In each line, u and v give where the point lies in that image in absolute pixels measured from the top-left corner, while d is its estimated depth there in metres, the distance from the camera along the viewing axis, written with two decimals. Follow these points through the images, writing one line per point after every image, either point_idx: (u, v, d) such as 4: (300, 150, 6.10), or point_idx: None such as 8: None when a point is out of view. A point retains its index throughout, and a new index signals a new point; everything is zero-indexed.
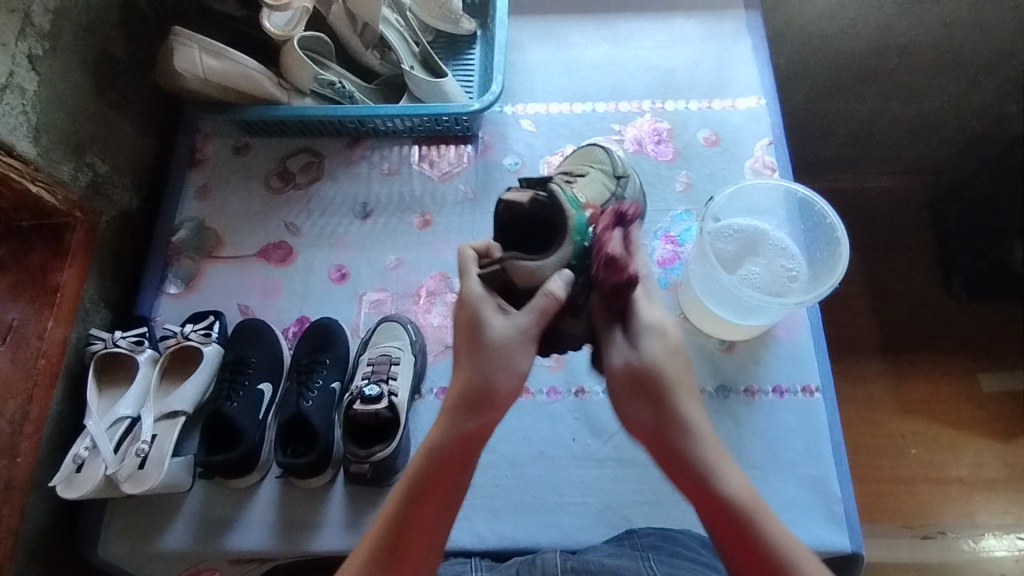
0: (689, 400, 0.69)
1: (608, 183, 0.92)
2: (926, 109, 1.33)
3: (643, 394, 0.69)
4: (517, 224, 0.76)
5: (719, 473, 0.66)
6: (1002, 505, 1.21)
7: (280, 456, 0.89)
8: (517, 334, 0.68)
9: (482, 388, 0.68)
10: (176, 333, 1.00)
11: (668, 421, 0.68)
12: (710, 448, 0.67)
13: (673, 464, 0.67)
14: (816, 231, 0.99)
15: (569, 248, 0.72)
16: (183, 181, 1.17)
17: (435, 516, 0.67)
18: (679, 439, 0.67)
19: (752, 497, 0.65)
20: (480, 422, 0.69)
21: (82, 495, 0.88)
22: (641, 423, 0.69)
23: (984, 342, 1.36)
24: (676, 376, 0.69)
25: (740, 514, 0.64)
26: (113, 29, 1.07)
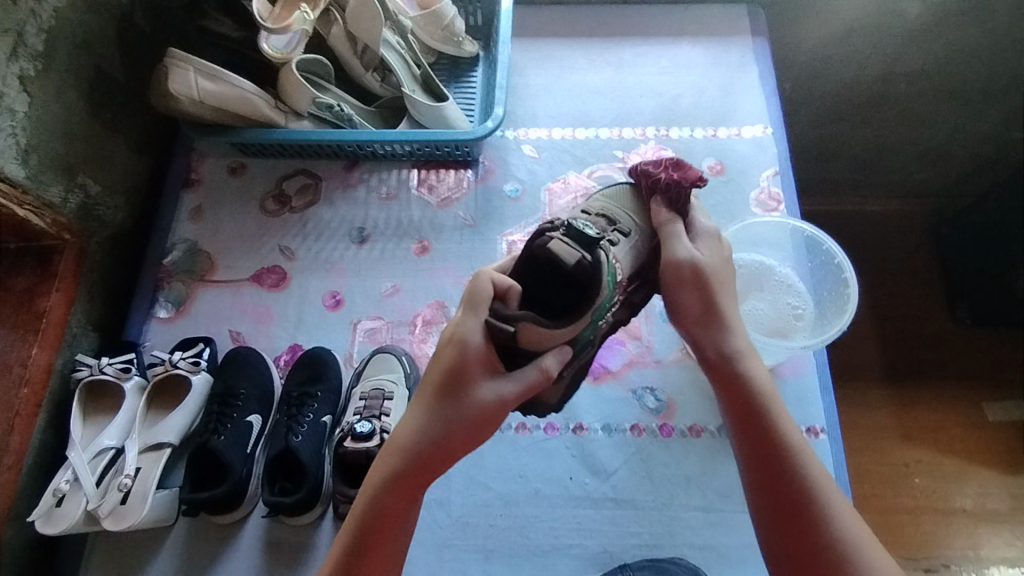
0: (730, 300, 0.78)
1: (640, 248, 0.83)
2: (936, 135, 1.29)
3: (692, 277, 0.78)
4: (552, 276, 0.71)
5: (748, 362, 0.77)
6: (1007, 538, 1.14)
7: (267, 494, 0.87)
8: (492, 401, 0.69)
9: (437, 441, 0.69)
10: (164, 360, 0.97)
11: (716, 309, 0.77)
12: (741, 339, 0.78)
13: (707, 345, 0.78)
14: (823, 270, 0.98)
15: (582, 328, 0.71)
16: (178, 203, 1.15)
17: (380, 562, 0.69)
18: (718, 324, 0.77)
19: (772, 394, 0.75)
20: (429, 471, 0.70)
21: (61, 531, 0.85)
22: (690, 306, 0.78)
23: (995, 371, 1.30)
24: (723, 275, 0.79)
25: (757, 397, 0.74)
26: (110, 48, 1.05)
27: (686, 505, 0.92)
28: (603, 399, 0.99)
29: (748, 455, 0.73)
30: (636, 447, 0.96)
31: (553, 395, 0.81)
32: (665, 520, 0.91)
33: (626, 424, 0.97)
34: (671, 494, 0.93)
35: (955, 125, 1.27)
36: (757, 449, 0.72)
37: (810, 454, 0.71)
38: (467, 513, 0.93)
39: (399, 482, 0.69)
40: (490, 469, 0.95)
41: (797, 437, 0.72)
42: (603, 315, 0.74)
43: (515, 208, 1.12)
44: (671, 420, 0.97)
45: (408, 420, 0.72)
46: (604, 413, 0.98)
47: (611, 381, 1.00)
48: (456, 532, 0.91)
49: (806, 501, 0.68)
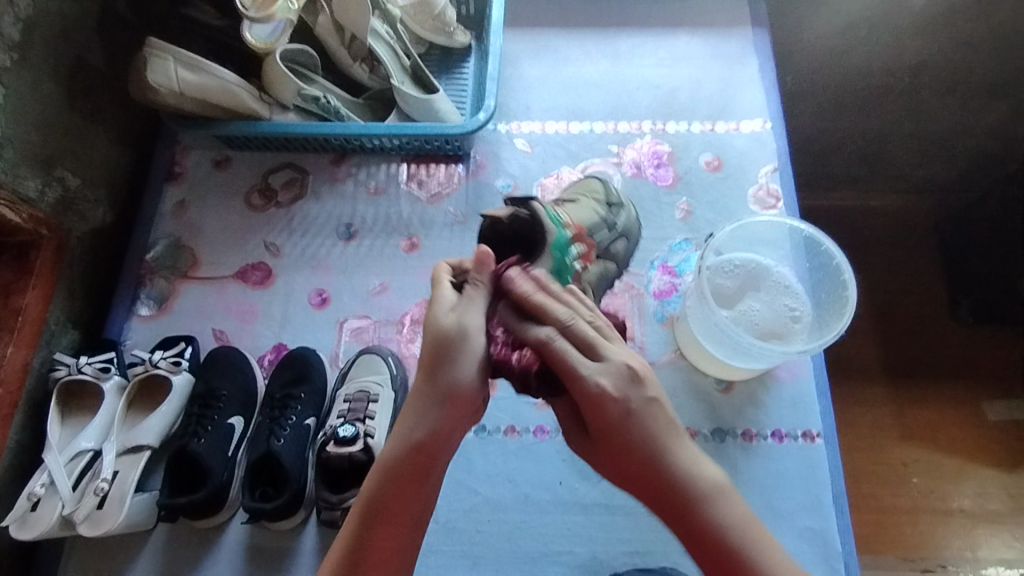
0: (668, 451, 0.62)
1: (599, 209, 0.96)
2: (943, 130, 1.25)
3: (613, 430, 0.62)
4: (498, 242, 0.77)
5: (710, 507, 0.61)
6: (1005, 540, 1.12)
7: (248, 500, 0.85)
8: (472, 324, 0.64)
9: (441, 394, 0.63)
10: (144, 360, 0.94)
11: (653, 465, 0.62)
12: (696, 489, 0.62)
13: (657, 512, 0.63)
14: (821, 270, 0.95)
15: (548, 263, 0.75)
16: (160, 196, 1.12)
17: (395, 533, 0.63)
18: (659, 479, 0.62)
19: (750, 527, 0.61)
20: (440, 427, 0.64)
21: (36, 536, 0.83)
22: (630, 474, 0.63)
23: (998, 371, 1.27)
24: (645, 422, 0.62)
25: (725, 546, 0.60)
26: (89, 36, 1.01)
27: None
28: None
29: None
30: None
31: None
32: (657, 527, 0.89)
33: None
34: None
35: (961, 119, 1.23)
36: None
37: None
38: (454, 517, 0.90)
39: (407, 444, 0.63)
40: (478, 473, 0.93)
41: (779, 563, 0.59)
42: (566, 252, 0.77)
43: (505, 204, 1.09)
44: None
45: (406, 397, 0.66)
46: None
47: None
48: (442, 538, 0.89)
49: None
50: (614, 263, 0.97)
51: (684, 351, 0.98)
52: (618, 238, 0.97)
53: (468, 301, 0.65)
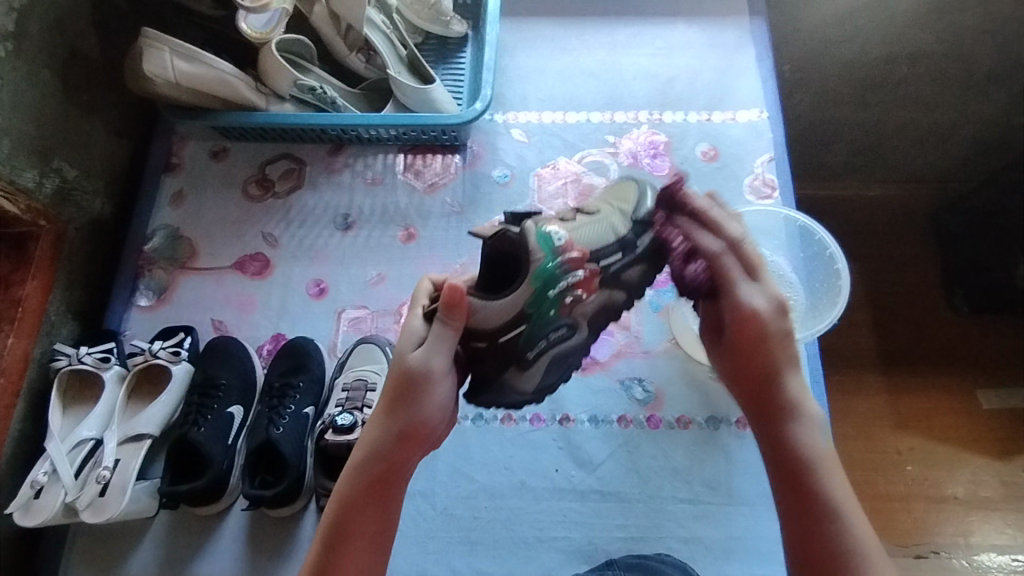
0: (789, 364, 0.72)
1: (619, 226, 0.78)
2: (940, 119, 1.25)
3: (750, 343, 0.72)
4: (490, 260, 0.74)
5: (798, 427, 0.70)
6: (997, 525, 1.14)
7: (247, 487, 0.86)
8: (434, 365, 0.69)
9: (399, 428, 0.68)
10: (144, 350, 0.95)
11: (766, 382, 0.72)
12: (798, 406, 0.71)
13: (763, 417, 0.73)
14: (816, 259, 0.97)
15: (526, 295, 0.71)
16: (158, 187, 1.12)
17: (356, 557, 0.66)
18: (777, 394, 0.71)
19: (827, 458, 0.69)
20: (394, 459, 0.68)
21: (40, 523, 0.85)
22: (749, 376, 0.74)
23: (993, 360, 1.28)
24: (778, 346, 0.72)
25: (802, 460, 0.68)
26: (84, 26, 1.01)
27: (673, 497, 0.91)
28: (591, 390, 0.97)
29: (786, 510, 0.68)
30: (623, 439, 0.94)
31: (526, 382, 0.77)
32: (651, 513, 0.90)
33: (614, 415, 0.96)
34: (658, 486, 0.92)
35: (958, 108, 1.23)
36: (796, 517, 0.67)
37: (854, 508, 0.66)
38: (451, 505, 0.92)
39: (367, 472, 0.68)
40: (475, 461, 0.94)
41: (839, 491, 0.66)
42: (553, 282, 0.72)
43: (502, 195, 1.10)
44: (658, 412, 0.96)
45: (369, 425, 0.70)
46: (590, 404, 0.96)
47: (598, 371, 0.98)
48: (439, 525, 0.91)
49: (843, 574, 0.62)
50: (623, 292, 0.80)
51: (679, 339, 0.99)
52: None
53: (436, 339, 0.69)
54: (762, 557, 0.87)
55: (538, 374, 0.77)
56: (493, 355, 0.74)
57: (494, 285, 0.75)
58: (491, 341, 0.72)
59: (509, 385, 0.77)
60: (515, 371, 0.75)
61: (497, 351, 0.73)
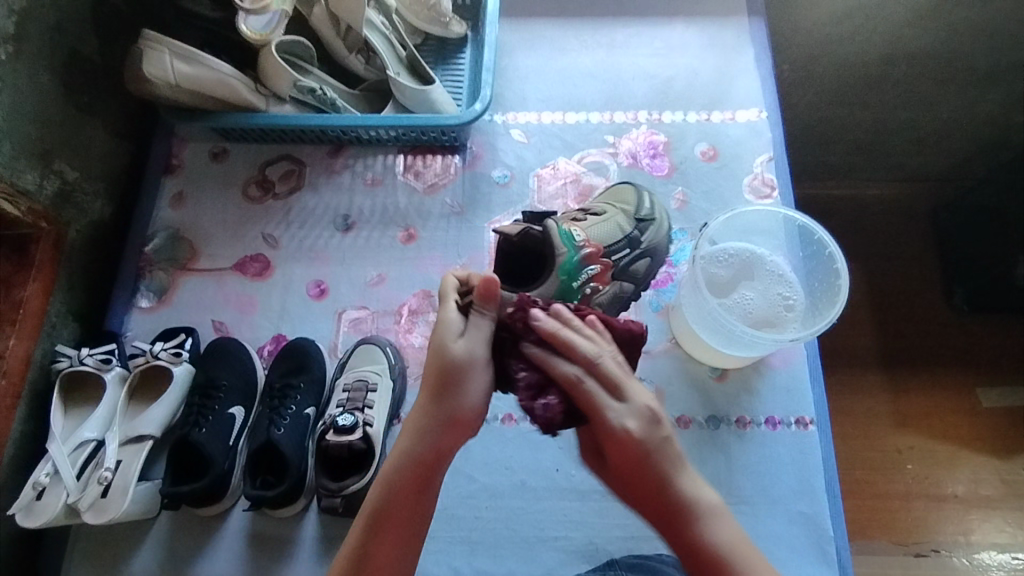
0: (678, 467, 0.61)
1: (624, 225, 0.92)
2: (939, 118, 1.25)
3: (630, 462, 0.60)
4: (514, 257, 0.80)
5: (705, 528, 0.60)
6: (997, 524, 1.14)
7: (248, 488, 0.86)
8: (477, 355, 0.66)
9: (442, 417, 0.65)
10: (145, 351, 0.95)
11: (660, 492, 0.60)
12: (701, 505, 0.60)
13: (672, 532, 0.60)
14: (815, 258, 0.96)
15: (554, 288, 0.77)
16: (158, 189, 1.13)
17: (398, 543, 0.64)
18: (671, 505, 0.60)
19: (744, 547, 0.59)
20: (443, 448, 0.65)
21: (41, 524, 0.85)
22: (638, 493, 0.62)
23: (992, 358, 1.28)
24: (655, 449, 0.60)
25: (719, 565, 0.58)
26: (84, 28, 1.01)
27: None
28: None
29: None
30: None
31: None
32: None
33: None
34: None
35: (957, 107, 1.23)
36: None
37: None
38: (453, 504, 0.92)
39: (409, 460, 0.64)
40: (476, 461, 0.94)
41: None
42: (575, 275, 0.78)
43: (502, 196, 1.10)
44: None
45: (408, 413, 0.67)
46: None
47: None
48: (441, 524, 0.91)
49: None
50: (631, 282, 0.94)
51: (678, 339, 0.99)
52: (640, 256, 0.93)
53: (477, 329, 0.67)
54: None
55: None
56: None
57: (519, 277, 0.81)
58: None
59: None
60: None
61: None
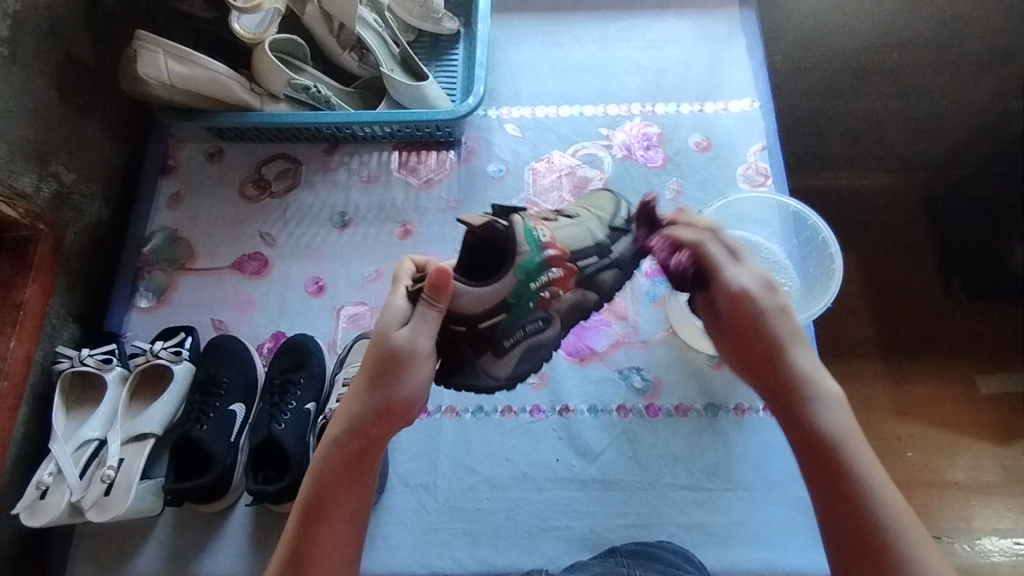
0: (795, 338, 0.71)
1: (597, 231, 0.83)
2: (931, 106, 1.26)
3: (744, 334, 0.72)
4: (474, 249, 0.73)
5: (818, 408, 0.68)
6: (998, 509, 1.14)
7: (251, 483, 0.87)
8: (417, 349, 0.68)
9: (373, 406, 0.67)
10: (145, 350, 0.96)
11: (773, 356, 0.70)
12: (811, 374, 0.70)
13: (789, 403, 0.69)
14: (808, 244, 0.98)
15: (508, 285, 0.72)
16: (155, 190, 1.13)
17: (332, 533, 0.66)
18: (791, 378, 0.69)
19: (849, 431, 0.67)
20: (372, 434, 0.68)
21: (46, 523, 0.85)
22: (750, 357, 0.73)
23: (989, 343, 1.29)
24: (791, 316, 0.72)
25: (825, 440, 0.66)
26: (78, 31, 1.01)
27: (673, 485, 0.92)
28: (590, 380, 0.98)
29: (821, 497, 0.65)
30: (622, 428, 0.95)
31: (501, 369, 0.77)
32: (652, 501, 0.91)
33: (612, 405, 0.97)
34: (659, 474, 0.93)
35: (949, 93, 1.23)
36: (830, 501, 0.64)
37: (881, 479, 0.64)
38: (453, 496, 0.92)
39: (343, 443, 0.67)
40: (476, 453, 0.95)
41: (868, 460, 0.65)
42: (536, 276, 0.74)
43: (498, 190, 1.10)
44: (657, 401, 0.97)
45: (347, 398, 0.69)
46: (589, 395, 0.97)
47: (597, 361, 0.99)
48: (442, 516, 0.91)
49: (878, 551, 0.60)
50: (596, 293, 0.85)
51: (675, 329, 1.00)
52: (610, 267, 0.84)
53: (421, 321, 0.68)
54: (763, 542, 0.88)
55: (513, 361, 0.78)
56: (470, 339, 0.73)
57: (478, 272, 0.74)
58: (470, 325, 0.72)
59: (485, 371, 0.76)
60: (490, 358, 0.75)
61: (476, 336, 0.73)
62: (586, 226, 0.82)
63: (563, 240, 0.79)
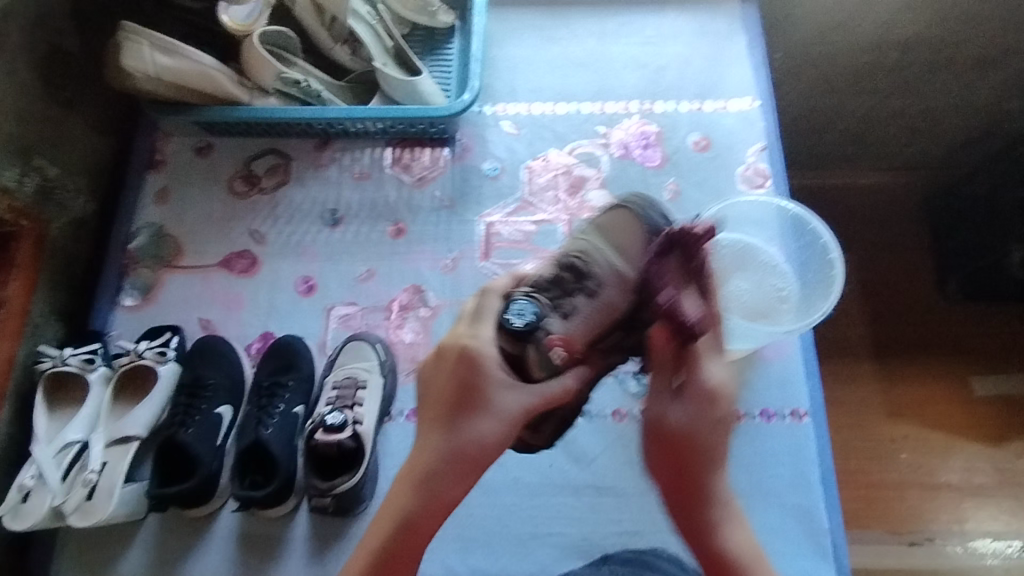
0: (720, 468, 0.76)
1: (624, 305, 0.79)
2: (931, 107, 1.24)
3: (670, 457, 0.76)
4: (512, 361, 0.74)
5: (730, 528, 0.75)
6: (992, 512, 1.14)
7: (238, 488, 0.85)
8: (463, 375, 0.70)
9: (452, 446, 0.69)
10: (130, 351, 0.94)
11: (698, 479, 0.75)
12: (724, 505, 0.76)
13: (703, 520, 0.75)
14: (808, 249, 0.97)
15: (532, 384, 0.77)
16: (141, 185, 1.10)
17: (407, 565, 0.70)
18: (702, 502, 0.75)
19: (756, 553, 0.74)
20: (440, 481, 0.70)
21: (27, 528, 0.83)
22: (675, 478, 0.76)
23: (987, 346, 1.27)
24: (722, 441, 0.76)
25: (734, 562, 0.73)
26: (62, 21, 0.98)
27: None
28: None
29: None
30: (617, 433, 0.94)
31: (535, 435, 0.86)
32: (646, 507, 0.90)
33: (607, 410, 0.95)
34: (653, 480, 0.91)
35: (950, 94, 1.21)
36: None
37: None
38: None
39: (444, 467, 0.69)
40: None
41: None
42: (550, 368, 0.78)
43: (493, 188, 1.08)
44: None
45: (418, 447, 0.71)
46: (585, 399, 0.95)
47: None
48: None
49: None
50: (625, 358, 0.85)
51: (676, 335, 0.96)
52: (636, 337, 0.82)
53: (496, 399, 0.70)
54: None
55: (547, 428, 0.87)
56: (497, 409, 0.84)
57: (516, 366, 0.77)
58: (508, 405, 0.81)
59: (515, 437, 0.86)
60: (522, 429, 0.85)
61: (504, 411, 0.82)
62: (607, 302, 0.79)
63: (580, 334, 0.78)
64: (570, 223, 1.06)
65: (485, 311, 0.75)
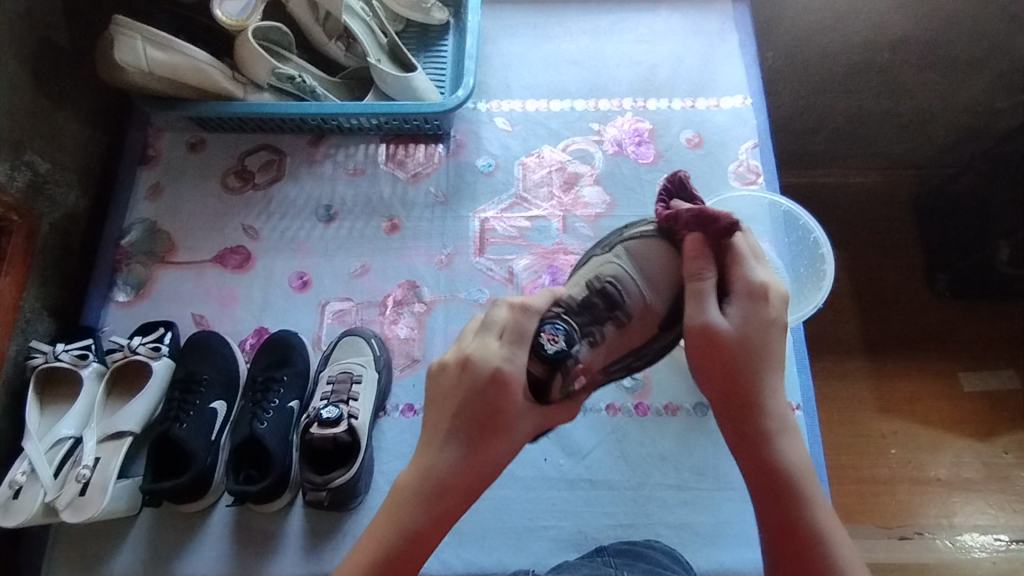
0: (773, 373, 0.70)
1: (643, 335, 0.80)
2: (920, 105, 1.26)
3: (720, 357, 0.70)
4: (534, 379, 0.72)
5: (784, 441, 0.69)
6: (979, 506, 1.15)
7: (232, 483, 0.85)
8: (489, 399, 0.66)
9: (463, 462, 0.66)
10: (123, 346, 0.93)
11: (744, 387, 0.69)
12: (779, 417, 0.69)
13: (751, 432, 0.69)
14: (799, 245, 0.99)
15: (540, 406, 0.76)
16: (134, 180, 1.10)
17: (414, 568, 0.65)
18: (753, 409, 0.69)
19: (807, 468, 0.68)
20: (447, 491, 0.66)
21: (18, 524, 0.83)
22: (720, 385, 0.71)
23: (975, 341, 1.29)
24: (774, 343, 0.71)
25: (783, 478, 0.67)
26: (53, 16, 0.98)
27: (661, 484, 0.91)
28: None
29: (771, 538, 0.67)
30: (611, 427, 0.94)
31: None
32: (640, 500, 0.90)
33: (601, 404, 0.96)
34: (646, 473, 0.92)
35: (938, 93, 1.23)
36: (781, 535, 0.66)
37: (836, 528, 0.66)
38: None
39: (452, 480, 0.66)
40: None
41: (818, 504, 0.66)
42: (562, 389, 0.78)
43: (487, 184, 1.09)
44: (646, 400, 0.96)
45: (422, 453, 0.68)
46: None
47: None
48: None
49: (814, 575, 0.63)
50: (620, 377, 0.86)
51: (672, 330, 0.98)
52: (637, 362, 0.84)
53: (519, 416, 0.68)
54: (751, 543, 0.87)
55: None
56: None
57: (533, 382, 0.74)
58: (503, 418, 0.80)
59: None
60: None
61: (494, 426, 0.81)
62: (631, 333, 0.79)
63: (600, 362, 0.78)
64: (564, 219, 1.06)
65: (520, 331, 0.69)
